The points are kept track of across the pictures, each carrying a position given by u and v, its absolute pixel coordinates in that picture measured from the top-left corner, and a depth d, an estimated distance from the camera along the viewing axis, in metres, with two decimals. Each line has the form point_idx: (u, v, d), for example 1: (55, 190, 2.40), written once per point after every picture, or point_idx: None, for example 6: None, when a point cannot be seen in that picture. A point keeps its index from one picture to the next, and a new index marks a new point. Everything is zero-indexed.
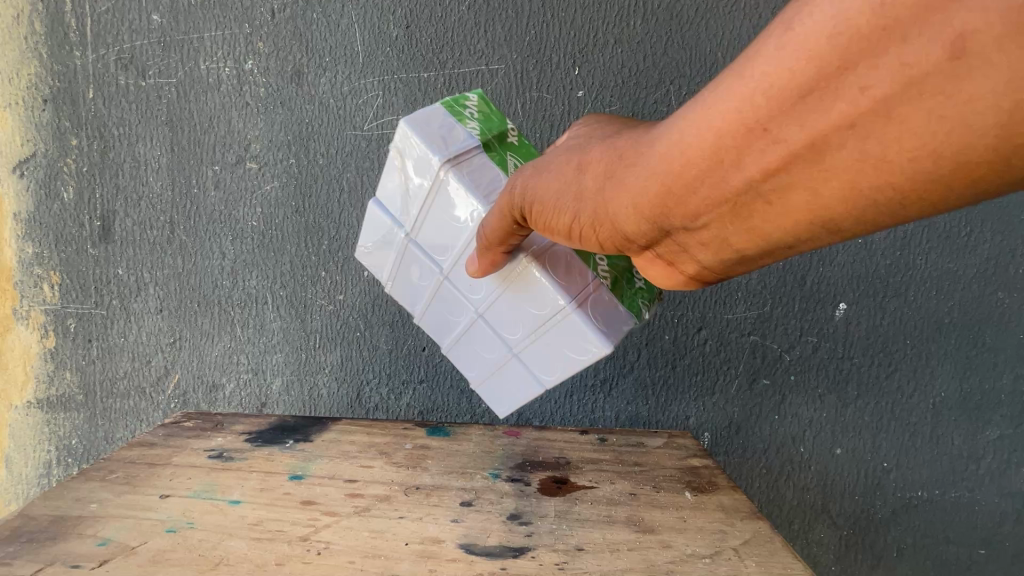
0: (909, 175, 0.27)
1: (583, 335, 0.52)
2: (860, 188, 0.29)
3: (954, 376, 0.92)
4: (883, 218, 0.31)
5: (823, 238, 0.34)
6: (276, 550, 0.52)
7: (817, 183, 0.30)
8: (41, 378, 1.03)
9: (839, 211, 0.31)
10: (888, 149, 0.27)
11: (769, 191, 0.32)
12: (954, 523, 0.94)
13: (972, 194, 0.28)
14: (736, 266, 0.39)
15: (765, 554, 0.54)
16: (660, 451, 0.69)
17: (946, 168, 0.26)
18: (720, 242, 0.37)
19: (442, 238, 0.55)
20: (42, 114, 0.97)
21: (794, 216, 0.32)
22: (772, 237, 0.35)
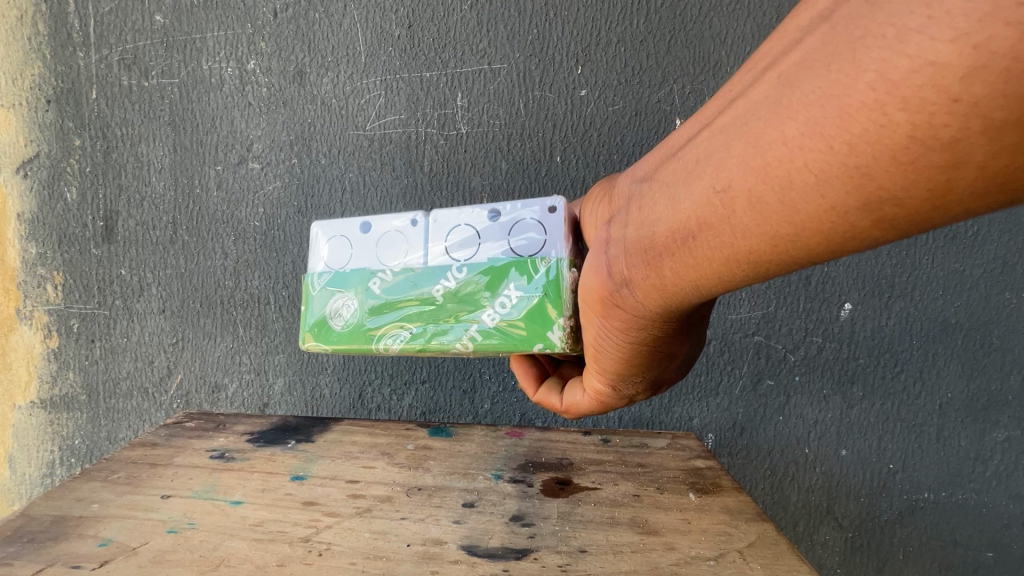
0: (799, 122, 0.28)
1: None
2: (762, 141, 0.30)
3: (960, 376, 0.91)
4: (764, 190, 0.30)
5: (716, 214, 0.33)
6: (277, 551, 0.51)
7: (730, 131, 0.32)
8: (44, 378, 1.03)
9: (734, 165, 0.31)
10: (788, 93, 0.28)
11: (700, 144, 0.34)
12: (961, 524, 0.93)
13: (852, 166, 0.27)
14: (640, 256, 0.39)
15: (770, 557, 0.53)
16: (663, 453, 0.69)
17: (829, 114, 0.26)
18: (647, 207, 0.38)
19: None
20: (46, 114, 0.97)
21: (702, 168, 0.33)
22: (680, 201, 0.35)
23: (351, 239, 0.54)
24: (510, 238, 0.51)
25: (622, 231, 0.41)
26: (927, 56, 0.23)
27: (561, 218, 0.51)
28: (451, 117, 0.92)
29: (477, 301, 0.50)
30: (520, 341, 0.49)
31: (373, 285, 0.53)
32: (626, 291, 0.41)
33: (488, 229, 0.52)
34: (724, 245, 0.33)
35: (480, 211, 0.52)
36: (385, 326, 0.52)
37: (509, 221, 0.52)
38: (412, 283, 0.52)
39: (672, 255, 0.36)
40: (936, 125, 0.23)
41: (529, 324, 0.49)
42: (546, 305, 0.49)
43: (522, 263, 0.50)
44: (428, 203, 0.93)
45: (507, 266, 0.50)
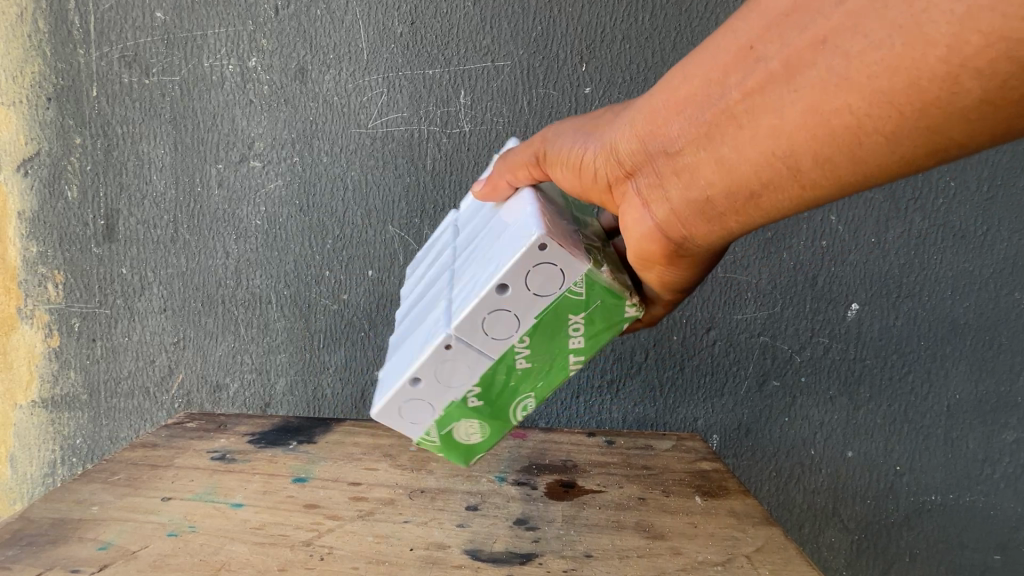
0: (864, 93, 0.31)
1: (518, 230, 0.46)
2: (822, 109, 0.33)
3: (969, 377, 0.90)
4: (831, 153, 0.34)
5: (781, 174, 0.37)
6: (279, 556, 0.51)
7: (786, 103, 0.35)
8: (45, 377, 1.03)
9: (796, 134, 0.35)
10: (850, 67, 0.31)
11: (745, 110, 0.37)
12: (968, 527, 0.92)
13: (922, 127, 0.31)
14: (701, 215, 0.42)
15: (779, 562, 0.52)
16: (669, 455, 0.68)
17: (898, 86, 0.30)
18: (692, 172, 0.41)
19: (470, 213, 0.63)
20: (47, 113, 0.96)
21: (760, 138, 0.37)
22: (736, 165, 0.38)
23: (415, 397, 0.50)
24: (535, 288, 0.46)
25: (666, 194, 0.43)
26: (1000, 31, 0.26)
27: (555, 245, 0.44)
28: (454, 115, 0.91)
29: (563, 344, 0.49)
30: (613, 322, 0.49)
31: (469, 401, 0.50)
32: (687, 243, 0.45)
33: (507, 298, 0.46)
34: (789, 197, 0.38)
35: (484, 294, 0.45)
36: (506, 411, 0.52)
37: (519, 279, 0.45)
38: (499, 377, 0.50)
39: (736, 210, 0.41)
40: (1007, 90, 0.28)
41: (603, 309, 0.48)
42: (610, 304, 0.48)
43: (566, 299, 0.47)
44: (430, 201, 0.93)
45: (560, 308, 0.47)
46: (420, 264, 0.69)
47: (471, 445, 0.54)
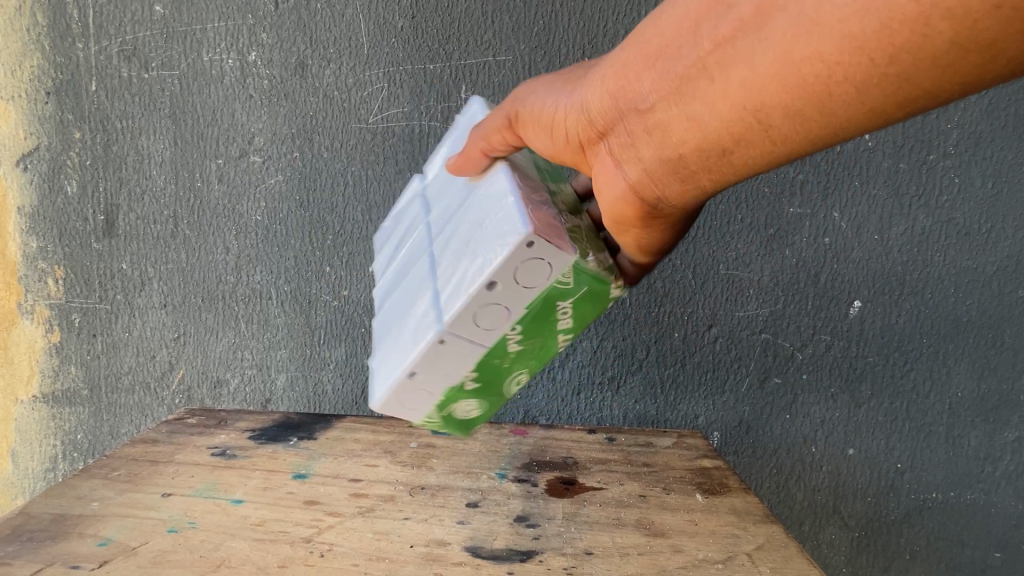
0: (835, 38, 0.30)
1: (503, 220, 0.45)
2: (792, 57, 0.32)
3: (971, 375, 0.89)
4: (801, 105, 0.33)
5: (750, 129, 0.36)
6: (279, 552, 0.51)
7: (756, 53, 0.33)
8: (46, 372, 1.03)
9: (766, 85, 0.33)
10: (820, 12, 0.30)
11: (716, 62, 0.35)
12: (969, 525, 0.92)
13: (892, 75, 0.30)
14: (672, 175, 0.42)
15: (779, 561, 0.52)
16: (670, 453, 0.68)
17: (869, 29, 0.29)
18: (663, 129, 0.40)
19: (442, 186, 0.60)
20: (46, 107, 0.96)
21: (730, 93, 0.35)
22: (706, 121, 0.37)
23: (414, 387, 0.49)
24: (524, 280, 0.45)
25: (638, 153, 0.42)
26: None
27: (541, 240, 0.43)
28: (455, 110, 0.90)
29: (552, 332, 0.49)
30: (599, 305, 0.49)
31: (466, 386, 0.50)
32: (661, 200, 0.44)
33: (496, 291, 0.45)
34: (759, 154, 0.37)
35: (475, 289, 0.44)
36: (501, 391, 0.52)
37: (508, 274, 0.44)
38: (495, 364, 0.49)
39: (707, 165, 0.40)
40: (977, 30, 0.27)
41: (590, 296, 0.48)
42: (597, 287, 0.48)
43: (554, 290, 0.46)
44: None
45: (549, 298, 0.46)
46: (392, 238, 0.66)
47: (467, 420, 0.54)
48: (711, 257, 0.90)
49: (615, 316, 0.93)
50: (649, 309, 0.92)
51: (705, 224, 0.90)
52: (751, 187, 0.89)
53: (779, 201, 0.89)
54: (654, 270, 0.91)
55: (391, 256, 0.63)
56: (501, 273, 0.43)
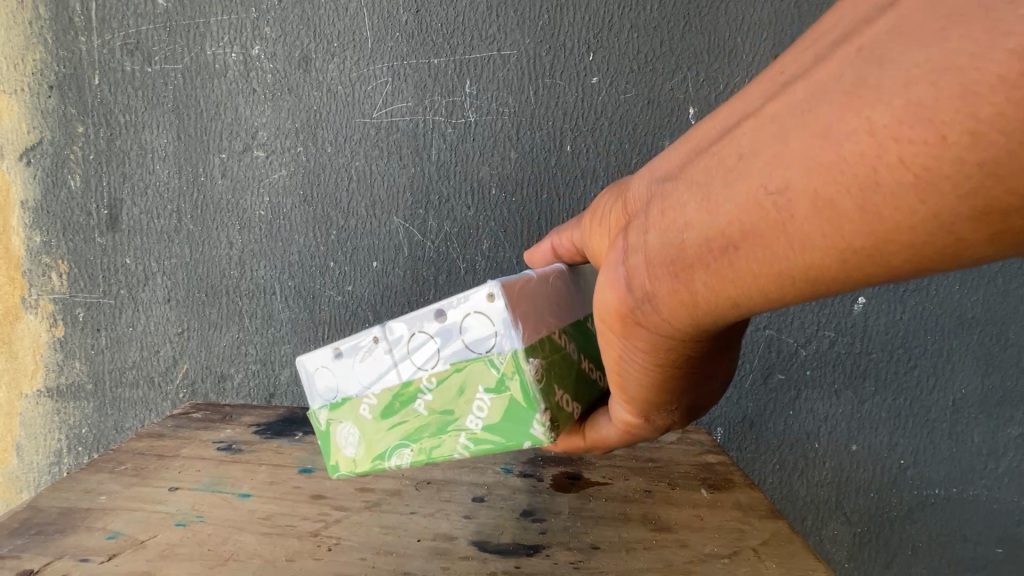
0: (893, 107, 0.25)
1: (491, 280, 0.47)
2: (835, 132, 0.27)
3: (975, 372, 0.89)
4: (835, 194, 0.27)
5: (768, 223, 0.30)
6: (287, 546, 0.50)
7: (793, 131, 0.29)
8: (50, 366, 1.03)
9: (798, 168, 0.28)
10: (882, 83, 0.25)
11: (750, 141, 0.31)
12: (971, 521, 0.92)
13: (966, 163, 0.23)
14: (669, 268, 0.35)
15: (785, 555, 0.52)
16: (674, 447, 0.70)
17: (940, 101, 0.23)
18: (676, 213, 0.35)
19: None
20: (49, 100, 0.95)
21: (755, 177, 0.30)
22: (719, 207, 0.32)
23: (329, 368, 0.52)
24: (464, 339, 0.46)
25: (646, 239, 0.37)
26: None
27: (500, 308, 0.44)
28: (459, 105, 0.90)
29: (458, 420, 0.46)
30: (511, 436, 0.45)
31: (366, 410, 0.51)
32: (651, 307, 0.38)
33: (441, 330, 0.46)
34: (773, 257, 0.30)
35: (428, 316, 0.47)
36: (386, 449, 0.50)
37: (456, 319, 0.46)
38: (395, 407, 0.49)
39: (711, 270, 0.33)
40: None
41: (512, 412, 0.45)
42: (521, 404, 0.45)
43: (483, 369, 0.45)
44: (435, 192, 0.92)
45: (472, 374, 0.46)
46: None
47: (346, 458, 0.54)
48: None
49: None
50: None
51: None
52: None
53: None
54: None
55: None
56: (453, 316, 0.45)
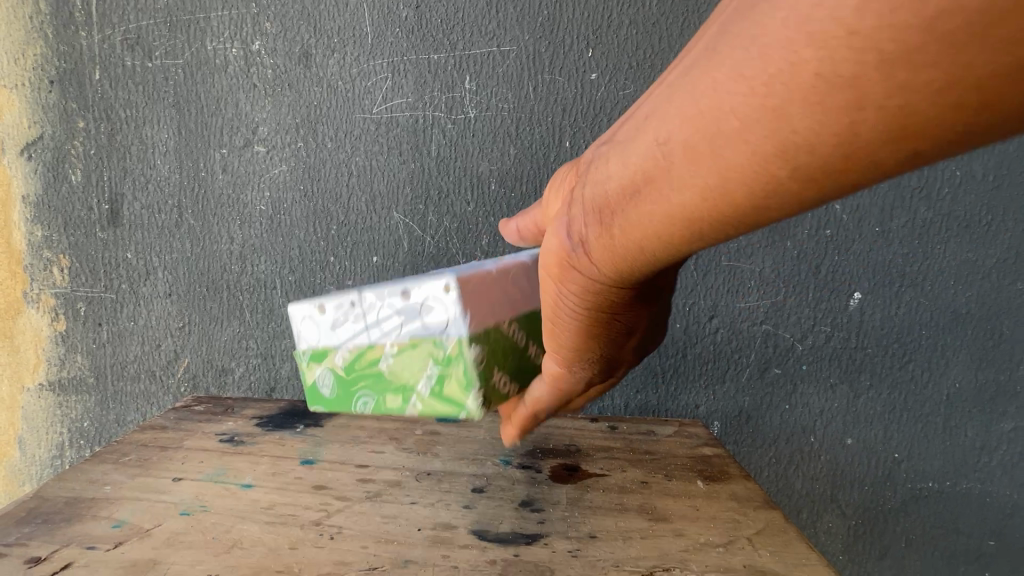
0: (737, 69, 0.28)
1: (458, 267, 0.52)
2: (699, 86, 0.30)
3: (969, 366, 0.90)
4: (700, 138, 0.31)
5: (662, 167, 0.33)
6: (290, 534, 0.51)
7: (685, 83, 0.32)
8: (52, 360, 1.03)
9: (680, 117, 0.32)
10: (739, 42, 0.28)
11: (656, 99, 0.34)
12: (964, 513, 0.94)
13: (773, 106, 0.27)
14: (594, 215, 0.39)
15: (779, 545, 0.53)
16: (670, 441, 0.71)
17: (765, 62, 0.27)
18: (600, 164, 0.38)
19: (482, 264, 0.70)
20: (50, 95, 0.96)
21: (652, 124, 0.33)
22: (628, 155, 0.35)
23: (313, 321, 0.56)
24: (423, 318, 0.51)
25: (576, 191, 0.40)
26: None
27: (457, 289, 0.49)
28: (459, 100, 0.90)
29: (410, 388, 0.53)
30: (449, 408, 0.52)
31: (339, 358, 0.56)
32: (580, 252, 0.41)
33: (407, 305, 0.51)
34: (666, 202, 0.34)
35: (399, 290, 0.52)
36: (349, 397, 0.56)
37: (420, 299, 0.51)
38: (362, 361, 0.55)
39: (624, 214, 0.36)
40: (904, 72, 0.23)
41: (453, 388, 0.51)
42: (461, 380, 0.51)
43: (435, 342, 0.51)
44: (435, 187, 0.93)
45: (427, 348, 0.52)
46: None
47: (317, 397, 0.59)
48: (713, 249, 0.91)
49: None
50: None
51: None
52: None
53: None
54: None
55: None
56: (421, 293, 0.51)
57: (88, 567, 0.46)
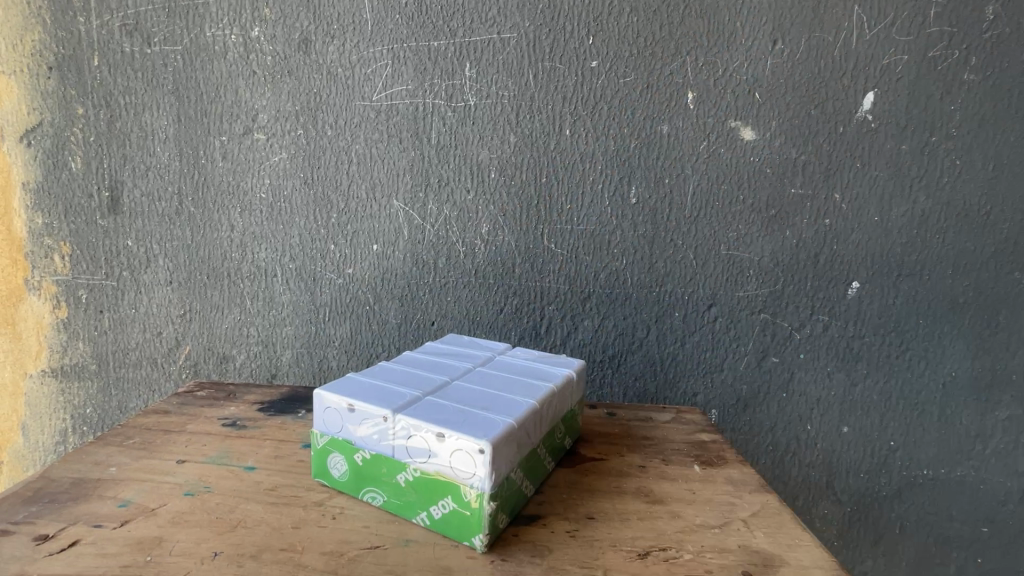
0: None
1: (490, 423, 0.48)
2: None
3: (965, 356, 0.91)
4: None
5: None
6: (293, 514, 0.51)
7: None
8: (54, 347, 1.03)
9: None
10: None
11: None
12: (958, 500, 0.95)
13: None
14: None
15: (774, 527, 0.53)
16: (668, 427, 0.74)
17: None
18: None
19: (508, 362, 0.66)
20: (49, 82, 0.95)
21: None
22: None
23: (341, 416, 0.53)
24: (450, 465, 0.48)
25: None
26: None
27: (487, 464, 0.46)
28: (459, 88, 0.90)
29: (422, 499, 0.50)
30: (456, 534, 0.49)
31: (357, 456, 0.53)
32: None
33: (436, 444, 0.48)
34: None
35: (430, 430, 0.48)
36: (360, 491, 0.54)
37: (449, 447, 0.47)
38: (380, 469, 0.52)
39: None
40: None
41: (463, 526, 0.48)
42: (473, 518, 0.48)
43: (455, 495, 0.48)
44: (435, 175, 0.93)
45: (446, 484, 0.48)
46: (458, 343, 0.73)
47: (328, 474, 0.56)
48: (712, 238, 0.91)
49: (618, 295, 0.94)
50: (651, 288, 0.93)
51: (706, 206, 0.90)
52: (753, 168, 0.89)
53: (780, 181, 0.89)
54: (656, 250, 0.92)
55: (440, 350, 0.70)
56: (451, 438, 0.47)
57: (96, 544, 0.46)
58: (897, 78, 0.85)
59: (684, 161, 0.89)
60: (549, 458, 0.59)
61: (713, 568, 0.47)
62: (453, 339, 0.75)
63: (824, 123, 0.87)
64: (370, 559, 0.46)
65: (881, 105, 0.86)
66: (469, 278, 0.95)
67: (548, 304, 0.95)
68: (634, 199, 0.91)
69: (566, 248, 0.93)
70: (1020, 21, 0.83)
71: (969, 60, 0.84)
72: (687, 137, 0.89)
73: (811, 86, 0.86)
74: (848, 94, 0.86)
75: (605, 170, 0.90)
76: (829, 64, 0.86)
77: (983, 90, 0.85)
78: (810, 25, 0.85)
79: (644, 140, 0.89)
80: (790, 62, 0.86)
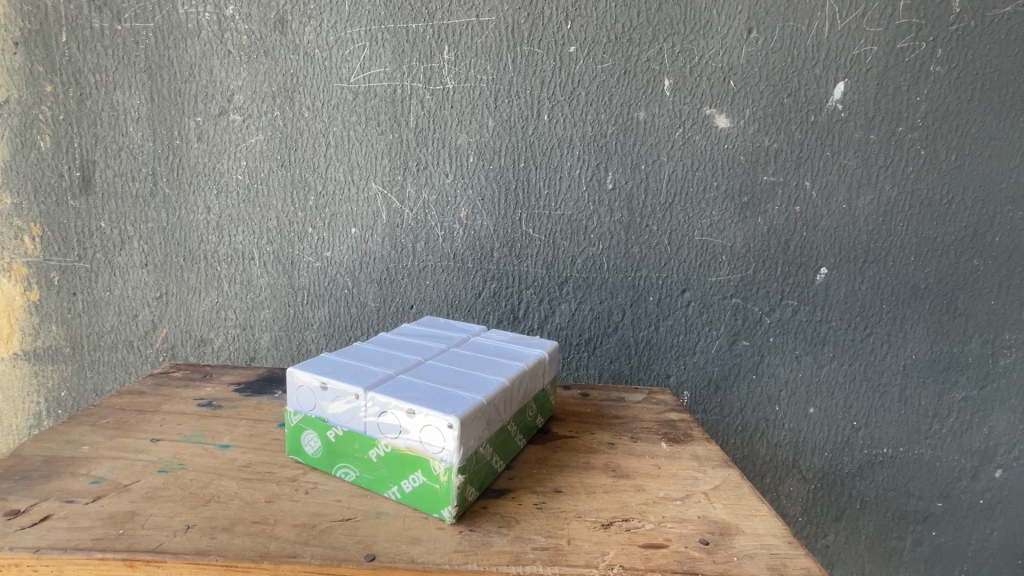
0: None
1: (460, 400, 0.50)
2: None
3: (925, 339, 0.95)
4: None
5: None
6: (266, 489, 0.53)
7: None
8: (26, 330, 1.02)
9: None
10: None
11: None
12: (915, 477, 0.99)
13: None
14: None
15: (733, 498, 0.56)
16: (639, 407, 0.76)
17: None
18: None
19: (482, 344, 0.67)
20: (14, 58, 0.92)
21: None
22: None
23: (314, 396, 0.54)
24: (419, 441, 0.49)
25: None
26: None
27: (454, 439, 0.47)
28: (437, 71, 0.90)
29: (395, 474, 0.51)
30: (426, 507, 0.50)
31: (329, 433, 0.54)
32: None
33: (406, 420, 0.49)
34: None
35: (400, 406, 0.49)
36: (332, 467, 0.55)
37: (419, 423, 0.48)
38: (353, 445, 0.53)
39: None
40: None
41: (433, 501, 0.50)
42: (443, 494, 0.49)
43: (424, 469, 0.49)
44: (414, 159, 0.93)
45: (417, 459, 0.50)
46: (436, 326, 0.73)
47: (301, 450, 0.57)
48: (686, 224, 0.93)
49: (594, 279, 0.95)
50: (626, 272, 0.95)
51: (681, 192, 0.92)
52: (727, 155, 0.91)
53: (752, 169, 0.91)
54: (632, 235, 0.93)
55: (417, 331, 0.70)
56: (422, 415, 0.48)
57: (68, 518, 0.47)
58: (866, 69, 0.87)
59: (660, 148, 0.91)
60: (519, 436, 0.61)
61: (672, 536, 0.49)
62: (431, 322, 0.75)
63: (796, 113, 0.89)
64: (341, 530, 0.47)
65: (852, 94, 0.88)
66: (448, 262, 0.96)
67: (526, 288, 0.96)
68: (610, 183, 0.92)
69: (543, 233, 0.94)
70: (985, 15, 0.85)
71: (935, 52, 0.86)
72: (663, 124, 0.90)
73: (783, 75, 0.88)
74: (820, 84, 0.88)
75: (583, 156, 0.91)
76: (801, 53, 0.87)
77: (948, 83, 0.87)
78: (784, 14, 0.86)
79: (621, 126, 0.90)
80: (764, 50, 0.87)
